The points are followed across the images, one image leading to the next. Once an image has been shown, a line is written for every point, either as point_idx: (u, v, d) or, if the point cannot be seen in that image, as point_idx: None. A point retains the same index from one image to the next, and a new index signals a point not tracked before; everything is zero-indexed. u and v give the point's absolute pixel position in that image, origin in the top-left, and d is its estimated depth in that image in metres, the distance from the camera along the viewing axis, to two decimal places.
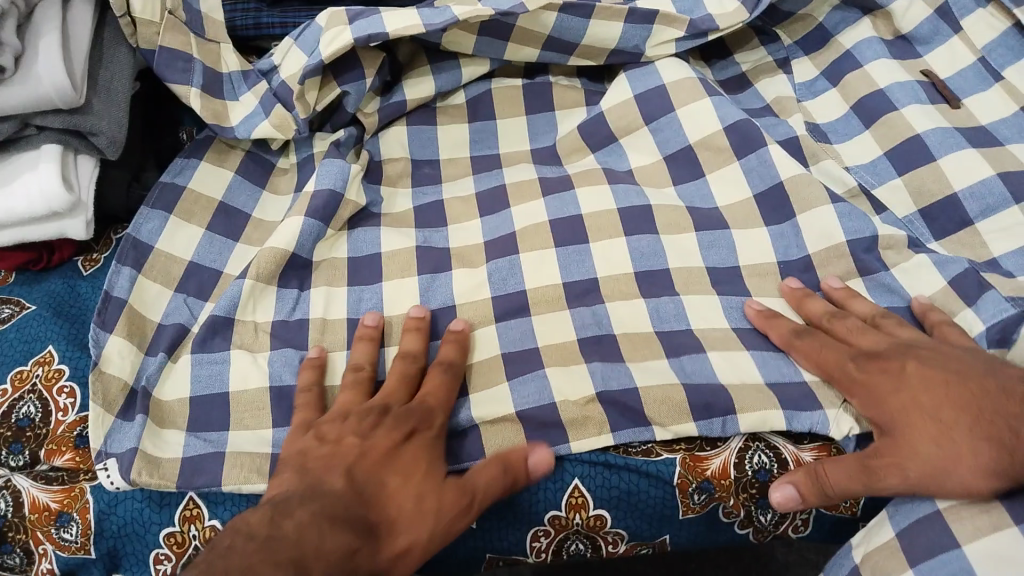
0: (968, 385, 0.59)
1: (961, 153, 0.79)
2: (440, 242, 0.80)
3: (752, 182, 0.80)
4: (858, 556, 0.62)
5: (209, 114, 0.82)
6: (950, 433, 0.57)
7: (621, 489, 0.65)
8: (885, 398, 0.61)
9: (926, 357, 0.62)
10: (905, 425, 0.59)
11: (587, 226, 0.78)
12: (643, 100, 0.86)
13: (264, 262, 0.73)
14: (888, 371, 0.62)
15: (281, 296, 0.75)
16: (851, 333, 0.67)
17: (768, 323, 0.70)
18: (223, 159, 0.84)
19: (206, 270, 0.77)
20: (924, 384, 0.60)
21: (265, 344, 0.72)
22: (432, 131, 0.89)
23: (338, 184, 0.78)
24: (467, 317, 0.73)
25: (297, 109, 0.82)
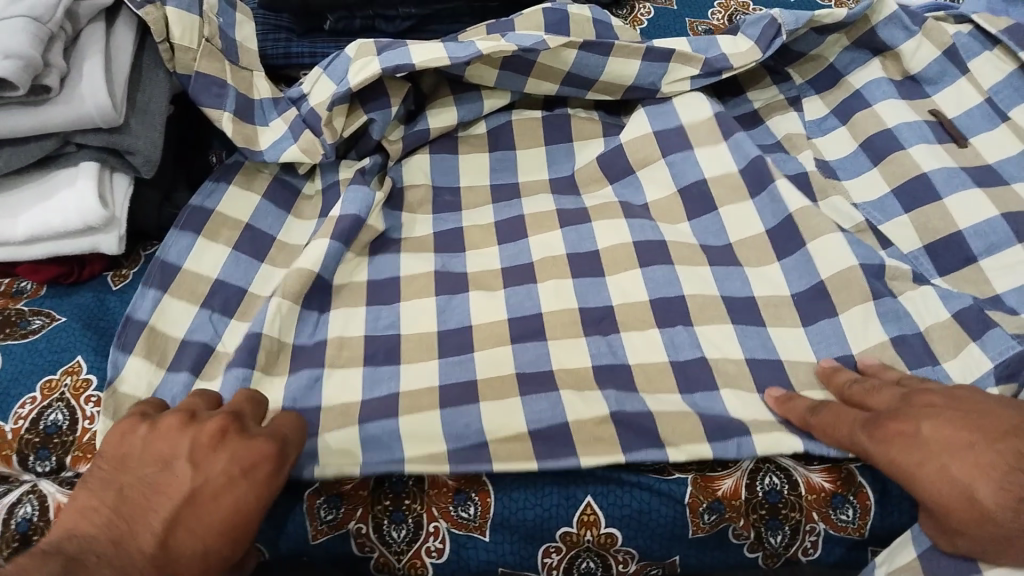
0: (999, 447, 0.56)
1: (966, 194, 0.82)
2: (459, 267, 0.82)
3: (764, 217, 0.83)
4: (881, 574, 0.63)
5: (241, 139, 0.85)
6: (993, 514, 0.55)
7: (633, 508, 0.66)
8: (908, 474, 0.58)
9: (946, 417, 0.59)
10: (939, 499, 0.57)
11: (604, 260, 0.81)
12: (661, 136, 0.89)
13: (292, 282, 0.75)
14: (904, 440, 0.59)
15: (303, 318, 0.76)
16: (864, 398, 0.65)
17: (786, 408, 0.67)
18: (252, 184, 0.87)
19: (231, 287, 0.80)
20: (947, 451, 0.57)
21: (287, 361, 0.74)
22: (453, 159, 0.92)
23: (362, 211, 0.81)
24: (483, 339, 0.76)
25: (326, 134, 0.85)
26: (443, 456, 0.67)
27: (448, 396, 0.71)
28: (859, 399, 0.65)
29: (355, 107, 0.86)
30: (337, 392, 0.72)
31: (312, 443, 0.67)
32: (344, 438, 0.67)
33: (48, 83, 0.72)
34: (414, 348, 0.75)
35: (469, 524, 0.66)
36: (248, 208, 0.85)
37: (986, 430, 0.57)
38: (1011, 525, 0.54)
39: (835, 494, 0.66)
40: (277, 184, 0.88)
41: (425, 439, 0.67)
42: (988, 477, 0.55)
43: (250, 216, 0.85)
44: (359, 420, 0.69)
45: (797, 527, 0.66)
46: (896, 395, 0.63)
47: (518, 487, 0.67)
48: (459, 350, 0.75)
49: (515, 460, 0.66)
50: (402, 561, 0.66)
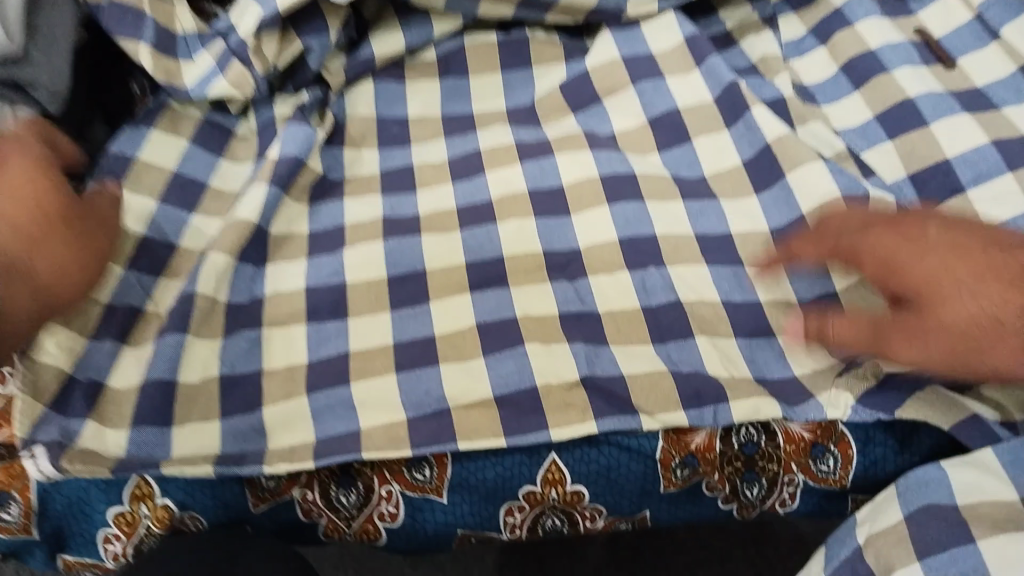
0: (1002, 255, 0.57)
1: (953, 118, 0.77)
2: (409, 209, 0.76)
3: (741, 148, 0.77)
4: (862, 537, 0.55)
5: (160, 74, 0.76)
6: (998, 312, 0.55)
7: (601, 464, 0.62)
8: (909, 270, 0.58)
9: (947, 224, 0.60)
10: (934, 293, 0.56)
11: (569, 198, 0.75)
12: (631, 63, 0.83)
13: (231, 236, 0.69)
14: (908, 241, 0.60)
15: (240, 272, 0.70)
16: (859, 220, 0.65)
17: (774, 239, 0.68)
18: (176, 127, 0.79)
19: (160, 246, 0.72)
20: (958, 258, 0.57)
21: (223, 326, 0.67)
22: (400, 88, 0.84)
23: (303, 152, 0.75)
24: (440, 287, 0.70)
25: (256, 65, 0.77)
26: (402, 431, 0.62)
27: (403, 357, 0.66)
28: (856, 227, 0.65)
29: (287, 34, 0.79)
30: (280, 348, 0.67)
31: (255, 418, 0.63)
32: (293, 406, 0.64)
33: None
34: (365, 300, 0.69)
35: (425, 486, 0.61)
36: (173, 155, 0.77)
37: (996, 246, 0.58)
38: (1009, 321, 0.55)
39: (816, 444, 0.62)
40: (205, 127, 0.79)
41: (378, 406, 0.63)
42: (995, 286, 0.56)
43: (175, 165, 0.76)
44: (306, 388, 0.65)
45: (774, 478, 0.62)
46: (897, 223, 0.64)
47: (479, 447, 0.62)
48: (415, 300, 0.69)
49: (481, 433, 0.61)
50: (352, 526, 0.63)
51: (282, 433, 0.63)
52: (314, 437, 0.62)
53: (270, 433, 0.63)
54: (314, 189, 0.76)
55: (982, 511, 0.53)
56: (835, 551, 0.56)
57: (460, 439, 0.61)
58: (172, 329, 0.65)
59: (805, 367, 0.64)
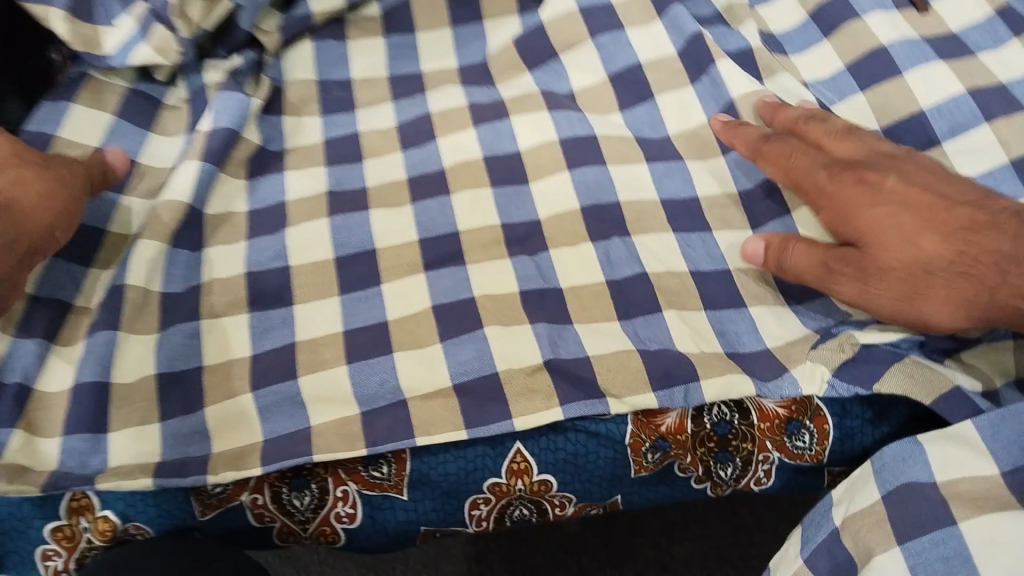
0: (951, 210, 0.58)
1: (928, 66, 0.72)
2: (356, 181, 0.70)
3: (707, 106, 0.73)
4: (839, 518, 0.53)
5: (79, 41, 0.70)
6: (930, 265, 0.57)
7: (568, 452, 0.59)
8: (861, 216, 0.59)
9: (908, 174, 0.60)
10: (881, 246, 0.58)
11: (527, 164, 0.71)
12: (589, 14, 0.77)
13: (161, 219, 0.64)
14: (865, 191, 0.60)
15: (174, 258, 0.64)
16: (829, 138, 0.65)
17: (732, 134, 0.68)
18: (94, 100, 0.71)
19: (89, 231, 0.65)
20: (910, 213, 0.58)
21: (156, 321, 0.62)
22: (342, 48, 0.78)
23: (236, 122, 0.69)
24: (391, 265, 0.65)
25: (180, 27, 0.70)
26: (356, 428, 0.58)
27: (354, 345, 0.61)
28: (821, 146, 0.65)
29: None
30: (220, 341, 0.62)
31: (197, 420, 0.59)
32: (238, 404, 0.60)
33: None
34: (311, 285, 0.64)
35: (383, 484, 0.59)
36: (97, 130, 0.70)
37: (950, 201, 0.59)
38: (940, 277, 0.56)
39: (790, 420, 0.60)
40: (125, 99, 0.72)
41: (331, 400, 0.59)
42: (942, 246, 0.57)
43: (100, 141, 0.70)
44: (251, 384, 0.60)
45: (749, 457, 0.60)
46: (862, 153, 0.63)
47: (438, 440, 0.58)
48: (366, 282, 0.65)
49: (441, 425, 0.58)
50: (309, 529, 0.60)
51: (229, 434, 0.59)
52: (262, 437, 0.58)
53: (215, 434, 0.59)
54: (250, 165, 0.70)
55: (962, 488, 0.51)
56: (813, 534, 0.54)
57: (419, 435, 0.57)
58: (102, 327, 0.60)
59: (776, 342, 0.61)
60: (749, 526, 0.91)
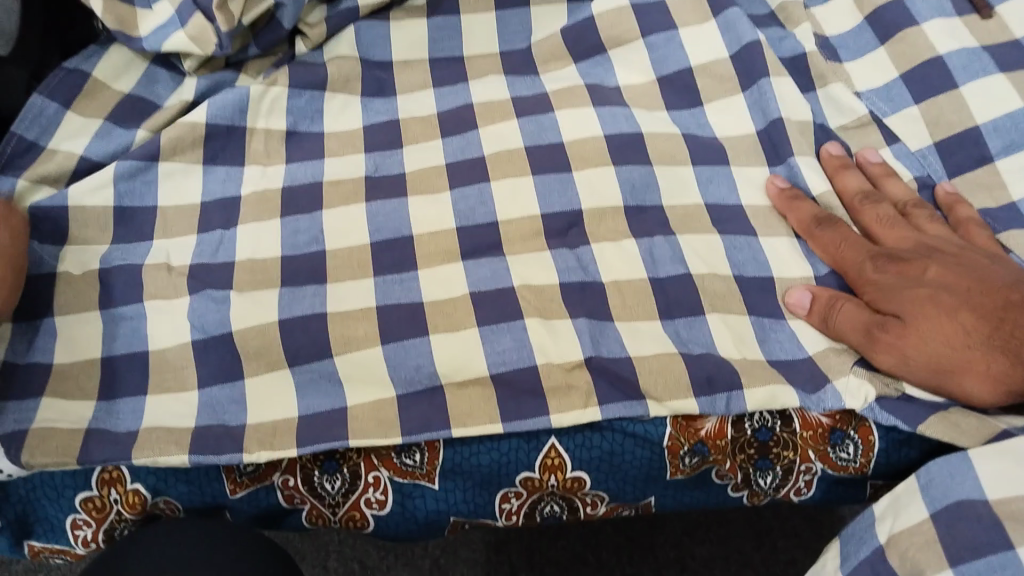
0: (992, 293, 0.56)
1: (985, 80, 0.70)
2: (394, 168, 0.69)
3: (755, 117, 0.71)
4: (884, 537, 0.53)
5: (113, 19, 0.69)
6: (968, 339, 0.55)
7: (603, 450, 0.58)
8: (900, 291, 0.58)
9: (950, 260, 0.59)
10: (918, 317, 0.56)
11: (571, 154, 0.69)
12: (640, 10, 0.76)
13: (178, 219, 0.66)
14: (908, 270, 0.59)
15: (202, 240, 0.65)
16: (879, 222, 0.64)
17: (788, 207, 0.66)
18: (93, 105, 0.70)
19: (139, 212, 0.66)
20: (949, 289, 0.57)
21: (184, 286, 0.62)
22: (384, 28, 0.76)
23: (235, 118, 0.69)
24: (429, 253, 0.64)
25: (218, 19, 0.68)
26: (392, 413, 0.57)
27: (387, 326, 0.61)
28: (871, 226, 0.64)
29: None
30: (252, 314, 0.61)
31: (236, 390, 0.59)
32: (271, 379, 0.59)
33: None
34: (347, 269, 0.64)
35: (414, 472, 0.58)
36: (88, 133, 0.68)
37: (991, 279, 0.57)
38: (979, 354, 0.54)
39: (834, 429, 0.59)
40: (128, 102, 0.71)
41: (365, 380, 0.59)
42: (980, 320, 0.55)
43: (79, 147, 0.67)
44: (288, 358, 0.60)
45: (789, 466, 0.59)
46: (910, 233, 0.63)
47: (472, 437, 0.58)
48: (404, 267, 0.64)
49: (475, 417, 0.57)
50: (338, 514, 0.59)
51: (266, 406, 0.58)
52: (297, 414, 0.57)
53: (252, 405, 0.58)
54: (288, 151, 0.70)
55: (1017, 508, 0.50)
56: (854, 550, 0.54)
57: (454, 425, 0.56)
58: (132, 301, 0.62)
59: (815, 348, 0.60)
60: (776, 530, 0.90)
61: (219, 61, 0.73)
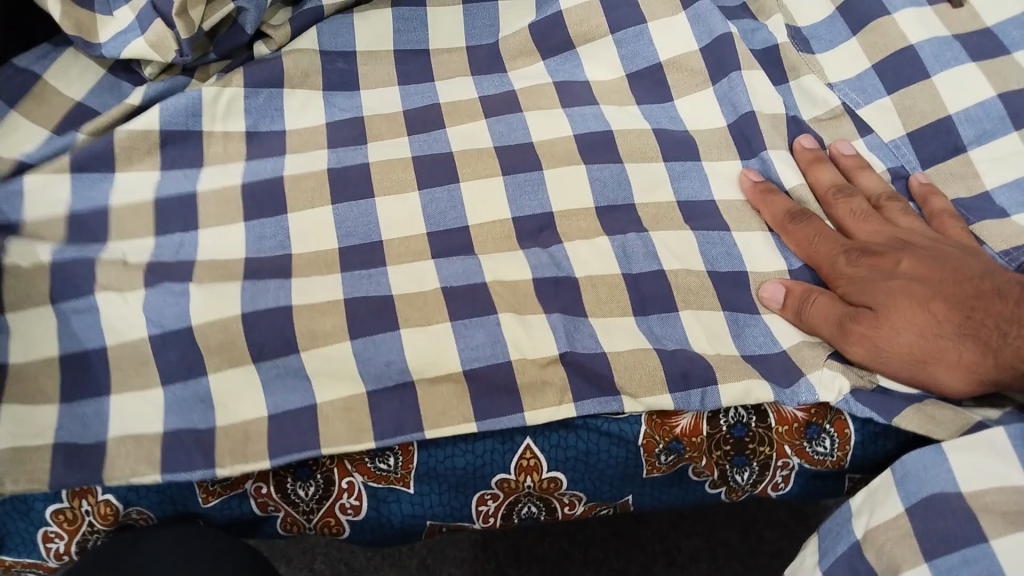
0: (964, 282, 0.56)
1: (960, 69, 0.70)
2: (358, 159, 0.68)
3: (724, 110, 0.71)
4: (859, 531, 0.53)
5: (70, 24, 0.67)
6: (939, 328, 0.55)
7: (579, 450, 0.58)
8: (872, 283, 0.58)
9: (922, 252, 0.59)
10: (890, 309, 0.56)
11: (541, 153, 0.69)
12: (609, 5, 0.75)
13: (129, 223, 0.64)
14: (880, 264, 0.59)
15: (161, 244, 0.64)
16: (852, 216, 0.64)
17: (762, 201, 0.66)
18: (41, 108, 0.68)
19: (96, 221, 0.64)
20: (921, 281, 0.57)
21: (139, 279, 0.60)
22: (348, 21, 0.75)
23: (189, 122, 0.68)
24: (398, 255, 0.64)
25: (178, 27, 0.66)
26: (360, 410, 0.57)
27: (356, 322, 0.59)
28: (845, 219, 0.64)
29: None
30: (209, 308, 0.59)
31: (202, 387, 0.58)
32: (237, 374, 0.58)
33: None
34: (312, 270, 0.63)
35: (390, 476, 0.57)
36: (33, 140, 0.67)
37: (962, 269, 0.57)
38: (951, 342, 0.55)
39: (810, 424, 0.58)
40: (77, 110, 0.69)
41: (335, 377, 0.58)
42: (951, 311, 0.55)
43: (20, 151, 0.66)
44: (251, 354, 0.58)
45: (764, 462, 0.59)
46: (883, 226, 0.62)
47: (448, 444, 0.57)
48: (370, 267, 0.63)
49: (449, 417, 0.56)
50: (313, 520, 0.59)
51: (231, 406, 0.57)
52: (268, 411, 0.57)
53: (223, 405, 0.57)
54: (247, 149, 0.69)
55: (989, 499, 0.50)
56: (833, 545, 0.54)
57: (427, 428, 0.56)
58: (83, 293, 0.59)
59: (790, 342, 0.60)
60: (761, 521, 0.90)
61: (177, 68, 0.71)
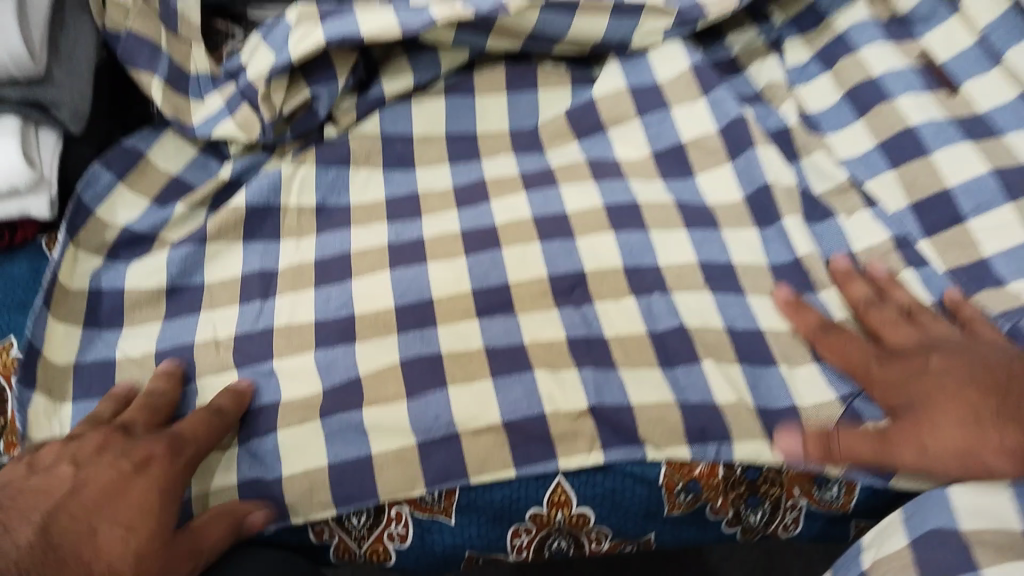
0: (990, 372, 0.60)
1: (955, 147, 0.76)
2: (414, 234, 0.77)
3: (742, 184, 0.78)
4: (867, 561, 0.58)
5: (170, 108, 0.79)
6: (976, 415, 0.58)
7: (606, 487, 0.64)
8: (908, 388, 0.62)
9: (949, 351, 0.63)
10: (929, 403, 0.60)
11: (574, 223, 0.76)
12: (637, 93, 0.84)
13: (219, 292, 0.74)
14: (912, 366, 0.63)
15: (243, 312, 0.73)
16: (884, 325, 0.67)
17: (795, 314, 0.69)
18: (142, 182, 0.79)
19: (189, 288, 0.74)
20: (954, 375, 0.61)
21: (230, 360, 0.70)
22: (407, 108, 0.85)
23: (270, 198, 0.78)
24: (447, 312, 0.71)
25: (263, 110, 0.77)
26: (412, 455, 0.64)
27: (410, 380, 0.67)
28: (876, 330, 0.67)
29: (295, 82, 0.79)
30: (294, 379, 0.68)
31: (270, 441, 0.65)
32: (304, 431, 0.65)
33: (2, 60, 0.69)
34: (370, 326, 0.71)
35: (433, 507, 0.64)
36: (136, 207, 0.77)
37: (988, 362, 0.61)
38: (991, 430, 0.58)
39: (819, 471, 0.63)
40: (173, 184, 0.80)
41: (389, 431, 0.64)
42: (986, 394, 0.59)
43: (125, 220, 0.76)
44: (320, 411, 0.66)
45: (773, 503, 0.65)
46: (914, 333, 0.66)
47: (487, 489, 0.64)
48: (420, 324, 0.70)
49: (491, 464, 0.63)
50: (363, 547, 0.65)
51: (299, 455, 0.64)
52: (327, 462, 0.64)
53: (286, 457, 0.64)
54: (318, 224, 0.78)
55: (987, 536, 0.55)
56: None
57: (471, 475, 0.63)
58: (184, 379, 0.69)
59: (802, 400, 0.66)
60: None
61: (258, 145, 0.82)
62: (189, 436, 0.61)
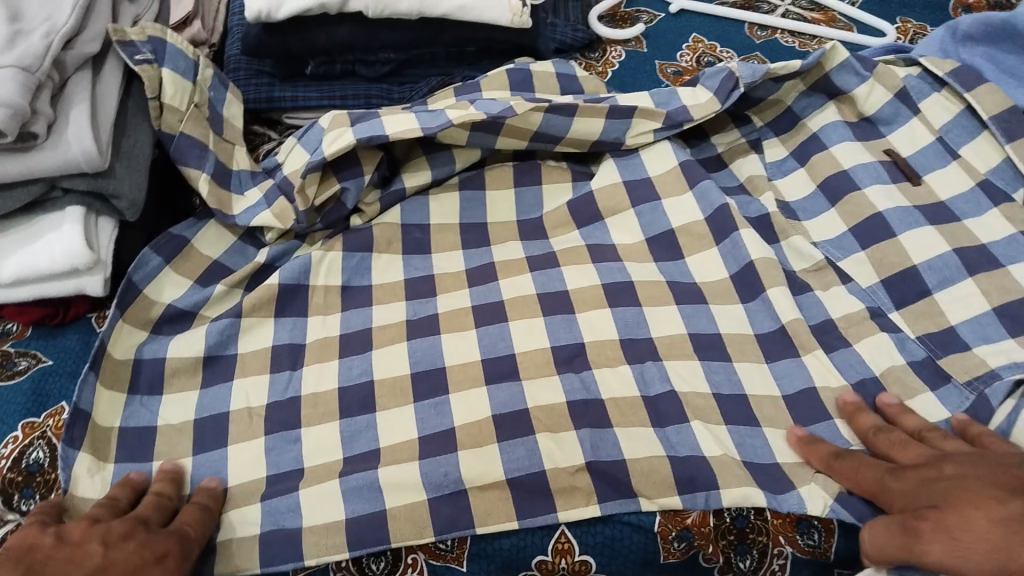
0: (1012, 471, 0.60)
1: (919, 230, 0.84)
2: (429, 311, 0.85)
3: (728, 264, 0.86)
4: None
5: (214, 201, 0.87)
6: (1003, 511, 0.57)
7: (606, 536, 0.69)
8: (928, 491, 0.61)
9: (964, 458, 0.63)
10: (949, 502, 0.59)
11: (574, 300, 0.85)
12: (631, 186, 0.94)
13: (252, 361, 0.81)
14: (928, 473, 0.63)
15: (274, 379, 0.80)
16: (894, 447, 0.68)
17: (807, 450, 0.70)
18: (185, 265, 0.87)
19: (223, 358, 0.82)
20: (973, 476, 0.60)
21: (260, 426, 0.77)
22: (424, 200, 0.94)
23: (300, 277, 0.86)
24: (459, 380, 0.78)
25: (297, 202, 0.86)
26: (424, 509, 0.69)
27: (426, 449, 0.73)
28: (889, 453, 0.68)
29: (326, 176, 0.88)
30: (318, 443, 0.75)
31: (293, 499, 0.70)
32: (323, 488, 0.71)
33: (70, 154, 0.77)
34: (389, 392, 0.78)
35: (446, 555, 0.68)
36: (179, 288, 0.86)
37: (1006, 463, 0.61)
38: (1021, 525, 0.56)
39: (800, 520, 0.69)
40: (215, 267, 0.89)
41: (404, 485, 0.70)
42: (1012, 492, 0.58)
43: (171, 299, 0.85)
44: (344, 470, 0.72)
45: (760, 549, 0.69)
46: (923, 450, 0.66)
47: (493, 541, 0.69)
48: (435, 391, 0.78)
49: (495, 516, 0.68)
50: None
51: (321, 508, 0.69)
52: (345, 515, 0.69)
53: (306, 510, 0.69)
54: (343, 302, 0.87)
55: None
56: None
57: (478, 525, 0.68)
58: (215, 443, 0.75)
59: (785, 457, 0.72)
60: None
61: (291, 233, 0.90)
62: (191, 534, 0.64)
